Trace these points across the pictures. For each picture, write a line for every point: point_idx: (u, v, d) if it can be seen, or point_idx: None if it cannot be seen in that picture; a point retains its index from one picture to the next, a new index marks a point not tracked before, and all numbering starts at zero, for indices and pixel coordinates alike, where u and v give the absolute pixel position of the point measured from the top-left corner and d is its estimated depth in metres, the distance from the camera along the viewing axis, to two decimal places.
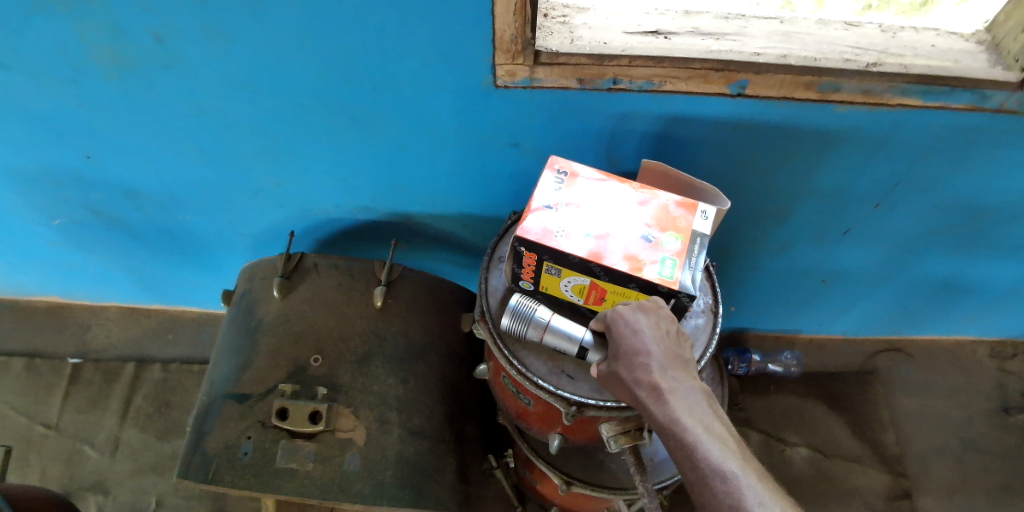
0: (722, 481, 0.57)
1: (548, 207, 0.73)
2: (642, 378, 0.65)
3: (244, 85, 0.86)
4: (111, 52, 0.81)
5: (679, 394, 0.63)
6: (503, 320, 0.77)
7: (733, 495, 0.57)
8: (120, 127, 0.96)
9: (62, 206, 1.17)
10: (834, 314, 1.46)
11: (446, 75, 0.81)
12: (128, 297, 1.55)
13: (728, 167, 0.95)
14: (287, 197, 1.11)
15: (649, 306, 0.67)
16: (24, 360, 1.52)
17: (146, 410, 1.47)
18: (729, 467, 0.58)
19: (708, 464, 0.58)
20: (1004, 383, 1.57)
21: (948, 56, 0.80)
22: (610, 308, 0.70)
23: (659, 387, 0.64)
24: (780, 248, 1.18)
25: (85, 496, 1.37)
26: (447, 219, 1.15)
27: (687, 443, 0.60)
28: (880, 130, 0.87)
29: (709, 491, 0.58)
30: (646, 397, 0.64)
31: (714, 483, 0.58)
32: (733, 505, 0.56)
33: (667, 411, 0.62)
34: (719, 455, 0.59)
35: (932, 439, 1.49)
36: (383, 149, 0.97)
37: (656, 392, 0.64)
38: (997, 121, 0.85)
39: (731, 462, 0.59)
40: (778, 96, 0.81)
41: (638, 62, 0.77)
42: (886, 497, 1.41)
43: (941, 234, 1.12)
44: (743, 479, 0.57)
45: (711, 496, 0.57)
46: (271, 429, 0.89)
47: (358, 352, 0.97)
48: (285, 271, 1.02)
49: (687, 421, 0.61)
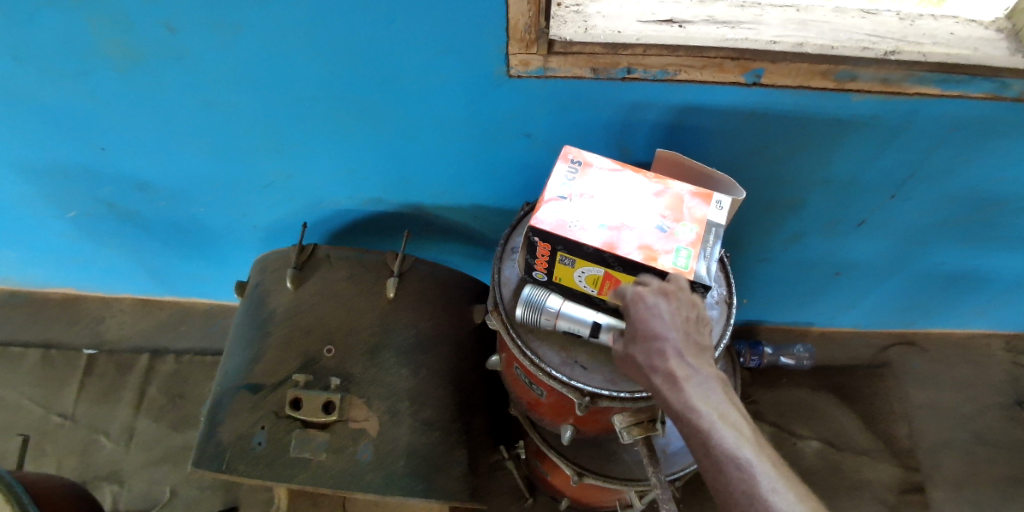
0: (736, 468, 0.58)
1: (562, 198, 0.73)
2: (658, 365, 0.65)
3: (256, 76, 0.86)
4: (123, 44, 0.81)
5: (694, 382, 0.63)
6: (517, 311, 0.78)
7: (747, 481, 0.57)
8: (132, 120, 0.96)
9: (74, 199, 1.18)
10: (845, 306, 1.45)
11: (458, 65, 0.81)
12: (141, 289, 1.57)
13: (742, 157, 0.95)
14: (299, 189, 1.11)
15: (671, 291, 0.66)
16: (38, 351, 1.54)
17: (159, 401, 1.49)
18: (743, 454, 0.58)
19: (723, 450, 0.59)
20: (1017, 376, 1.56)
21: (967, 44, 0.79)
22: (630, 286, 0.67)
23: (675, 374, 0.63)
24: (792, 239, 1.18)
25: (100, 485, 1.39)
26: (457, 211, 1.15)
27: (701, 430, 0.60)
28: (895, 119, 0.86)
29: (723, 477, 0.58)
30: (661, 383, 0.64)
31: (728, 469, 0.58)
32: (748, 490, 0.57)
33: (683, 398, 0.62)
34: (733, 442, 0.59)
35: (944, 433, 1.48)
36: (394, 140, 0.97)
37: (671, 378, 0.63)
38: (1013, 111, 0.83)
39: (745, 449, 0.59)
40: (793, 85, 0.80)
41: (653, 51, 0.76)
42: (897, 490, 1.41)
43: (955, 225, 1.11)
44: (757, 466, 0.58)
45: (725, 481, 0.58)
46: (285, 419, 0.90)
47: (370, 343, 0.98)
48: (298, 262, 1.02)
49: (702, 408, 0.61)
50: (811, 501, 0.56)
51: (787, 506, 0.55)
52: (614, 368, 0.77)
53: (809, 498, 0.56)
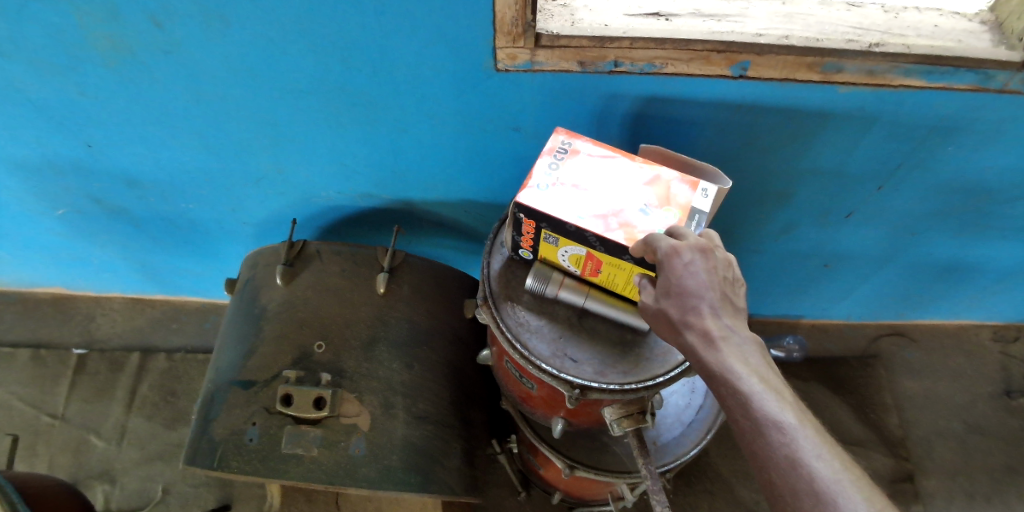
0: (778, 432, 0.59)
1: (548, 178, 0.73)
2: (694, 322, 0.64)
3: (245, 70, 0.85)
4: (111, 38, 0.81)
5: (731, 342, 0.63)
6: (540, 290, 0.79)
7: (790, 446, 0.58)
8: (122, 116, 0.96)
9: (64, 195, 1.18)
10: (837, 297, 1.46)
11: (448, 59, 0.81)
12: (133, 287, 1.56)
13: (732, 149, 0.95)
14: (291, 184, 1.11)
15: (708, 249, 0.66)
16: (29, 351, 1.53)
17: (152, 400, 1.48)
18: (786, 419, 0.59)
19: (764, 414, 0.60)
20: (1007, 366, 1.57)
21: (951, 36, 0.81)
22: (663, 240, 0.65)
23: (711, 333, 0.63)
24: (783, 231, 1.18)
25: (93, 484, 1.38)
26: (449, 205, 1.15)
27: (740, 393, 0.61)
28: (883, 111, 0.87)
29: (765, 441, 0.59)
30: (697, 342, 0.64)
31: (771, 433, 0.59)
32: (789, 456, 0.58)
33: (720, 359, 0.62)
34: (775, 406, 0.60)
35: (935, 423, 1.50)
36: (385, 134, 0.96)
37: (708, 338, 0.63)
38: (999, 102, 0.84)
39: (788, 413, 0.60)
40: (780, 77, 0.80)
41: (640, 44, 0.76)
42: (889, 480, 1.42)
43: (944, 215, 1.11)
44: (801, 431, 0.58)
45: (767, 445, 0.59)
46: (277, 415, 0.90)
47: (363, 337, 0.98)
48: (288, 258, 1.02)
49: (741, 371, 0.62)
50: (854, 467, 0.57)
51: (831, 472, 0.56)
52: (604, 360, 0.78)
53: (850, 464, 0.57)
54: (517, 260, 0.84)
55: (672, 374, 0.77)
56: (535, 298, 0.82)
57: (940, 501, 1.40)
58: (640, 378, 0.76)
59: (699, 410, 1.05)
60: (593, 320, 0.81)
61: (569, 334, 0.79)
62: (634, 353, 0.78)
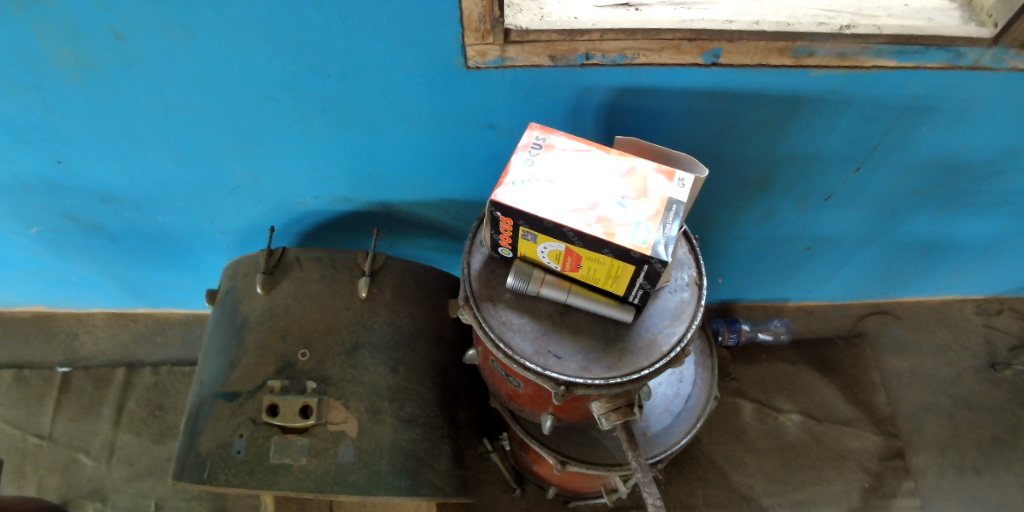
0: None
1: (524, 176, 0.72)
2: None
3: (210, 79, 0.84)
4: (71, 52, 0.79)
5: None
6: (519, 285, 0.79)
7: None
8: (88, 130, 0.94)
9: (37, 214, 1.15)
10: (821, 279, 1.47)
11: (415, 59, 0.80)
12: (114, 303, 1.54)
13: (706, 137, 0.95)
14: (264, 191, 1.10)
15: None
16: (12, 371, 1.51)
17: (139, 415, 1.47)
18: None
19: None
20: (990, 339, 1.59)
21: (922, 15, 0.81)
22: None
23: None
24: (764, 215, 1.18)
25: (84, 504, 1.37)
26: (429, 206, 1.14)
27: None
28: (856, 92, 0.86)
29: None
30: None
31: None
32: None
33: None
34: None
35: (922, 398, 1.51)
36: (357, 138, 0.95)
37: None
38: (972, 78, 0.84)
39: None
40: (753, 63, 0.80)
41: (610, 35, 0.76)
42: (880, 458, 1.43)
43: (921, 193, 1.12)
44: None
45: None
46: (262, 425, 0.89)
47: (346, 343, 0.97)
48: (267, 267, 1.01)
49: None
50: None
51: None
52: (587, 355, 0.78)
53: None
54: (497, 258, 0.84)
55: (657, 366, 0.77)
56: (516, 296, 0.82)
57: (929, 476, 1.42)
58: (625, 372, 0.76)
59: (687, 399, 1.07)
60: (576, 316, 0.80)
61: (552, 331, 0.79)
62: (618, 346, 0.78)
